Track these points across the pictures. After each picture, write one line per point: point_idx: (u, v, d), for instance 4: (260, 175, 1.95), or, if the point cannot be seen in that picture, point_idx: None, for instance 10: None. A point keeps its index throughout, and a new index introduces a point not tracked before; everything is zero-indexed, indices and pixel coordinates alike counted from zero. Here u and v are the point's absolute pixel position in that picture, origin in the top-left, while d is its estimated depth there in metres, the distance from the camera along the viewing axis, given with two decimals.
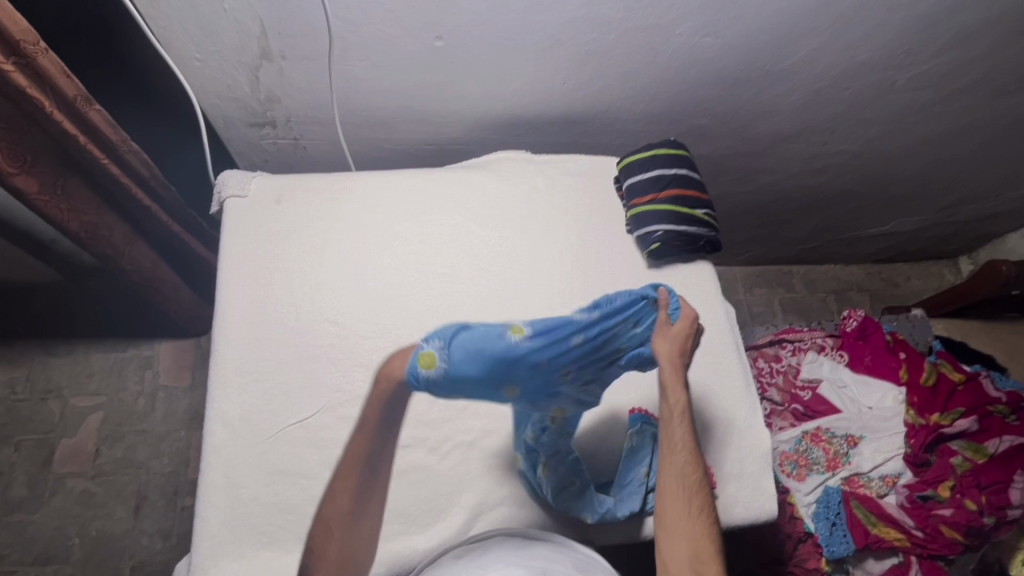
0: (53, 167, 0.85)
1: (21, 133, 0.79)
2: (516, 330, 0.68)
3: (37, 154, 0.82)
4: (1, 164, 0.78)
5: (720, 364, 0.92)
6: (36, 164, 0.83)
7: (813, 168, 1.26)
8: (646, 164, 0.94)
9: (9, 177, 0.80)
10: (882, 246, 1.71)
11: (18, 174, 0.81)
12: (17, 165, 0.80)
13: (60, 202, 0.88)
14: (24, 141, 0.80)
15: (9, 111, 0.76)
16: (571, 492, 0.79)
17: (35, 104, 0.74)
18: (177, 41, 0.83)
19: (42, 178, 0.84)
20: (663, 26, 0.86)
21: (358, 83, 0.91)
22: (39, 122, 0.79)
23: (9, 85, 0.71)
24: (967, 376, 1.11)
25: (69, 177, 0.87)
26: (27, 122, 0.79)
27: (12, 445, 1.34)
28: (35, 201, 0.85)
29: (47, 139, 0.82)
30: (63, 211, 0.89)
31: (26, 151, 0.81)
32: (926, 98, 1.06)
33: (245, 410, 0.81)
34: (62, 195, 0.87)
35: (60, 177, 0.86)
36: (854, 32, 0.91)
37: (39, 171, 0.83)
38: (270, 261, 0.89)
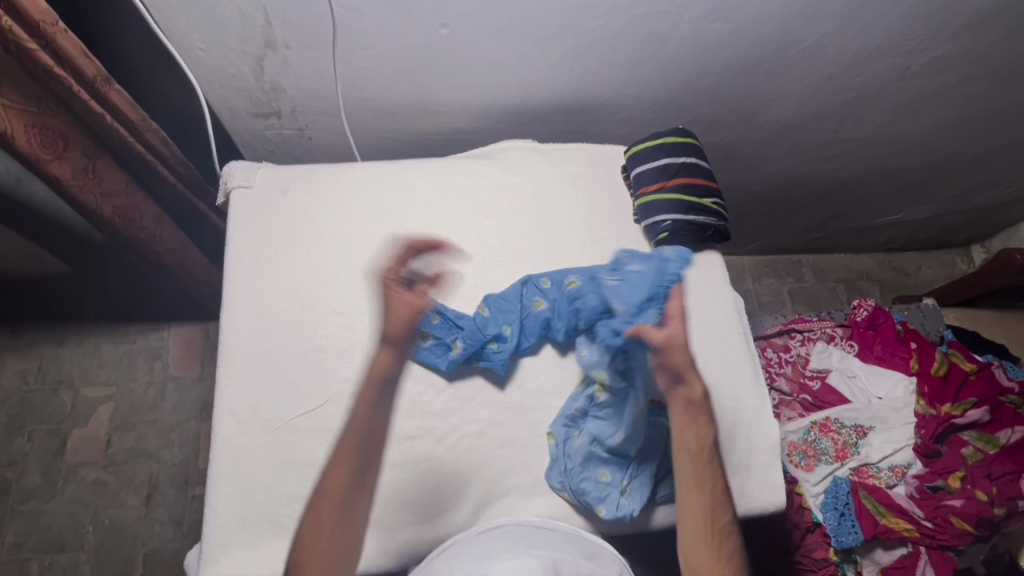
0: (83, 150, 0.84)
1: (47, 116, 0.78)
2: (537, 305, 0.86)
3: (66, 137, 0.81)
4: (36, 152, 0.78)
5: (729, 355, 0.91)
6: (68, 149, 0.82)
7: (824, 156, 1.24)
8: (653, 153, 0.93)
9: (45, 165, 0.80)
10: (893, 234, 1.69)
11: (52, 162, 0.81)
12: (51, 151, 0.80)
13: (92, 185, 0.88)
14: (53, 124, 0.79)
15: (37, 92, 0.76)
16: (596, 480, 0.79)
17: (61, 83, 0.74)
18: (181, 32, 0.83)
19: (74, 163, 0.84)
20: (671, 12, 0.84)
21: (362, 72, 0.91)
22: (65, 103, 0.78)
23: (36, 64, 0.71)
24: (979, 366, 1.10)
25: (98, 157, 0.87)
26: (55, 104, 0.78)
27: (26, 435, 1.36)
28: (70, 187, 0.85)
29: (73, 118, 0.82)
30: (95, 195, 0.89)
31: (56, 137, 0.80)
32: (940, 83, 1.04)
33: (254, 401, 0.81)
34: (93, 179, 0.87)
35: (89, 159, 0.86)
36: (866, 17, 0.89)
37: (70, 156, 0.83)
38: (275, 252, 0.89)
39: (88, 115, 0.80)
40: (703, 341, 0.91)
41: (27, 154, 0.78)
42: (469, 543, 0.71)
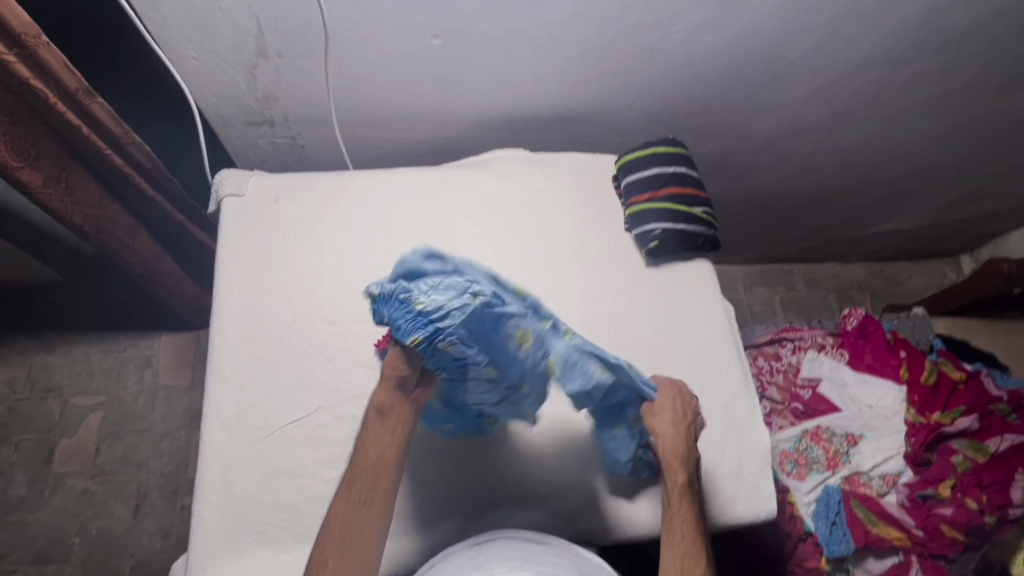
0: (56, 161, 0.84)
1: (21, 127, 0.78)
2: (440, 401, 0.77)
3: (40, 148, 0.81)
4: (5, 158, 0.78)
5: (719, 363, 0.91)
6: (40, 158, 0.82)
7: (813, 166, 1.25)
8: (643, 163, 0.94)
9: (12, 171, 0.80)
10: (883, 244, 1.70)
11: (22, 168, 0.81)
12: (21, 159, 0.80)
13: (63, 195, 0.88)
14: (27, 135, 0.79)
15: (12, 105, 0.76)
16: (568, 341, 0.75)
17: (39, 96, 0.74)
18: (175, 41, 0.83)
19: (46, 172, 0.84)
20: (660, 23, 0.85)
21: (355, 82, 0.91)
22: (40, 114, 0.78)
23: (14, 76, 0.71)
24: (968, 374, 1.11)
25: (72, 168, 0.87)
26: (30, 115, 0.78)
27: (13, 444, 1.35)
28: (38, 194, 0.85)
29: (48, 131, 0.82)
30: (65, 204, 0.89)
31: (29, 146, 0.80)
32: (926, 94, 1.06)
33: (243, 408, 0.80)
34: (65, 187, 0.87)
35: (64, 170, 0.86)
36: (852, 29, 0.90)
37: (42, 165, 0.83)
38: (267, 259, 0.89)
39: (66, 128, 0.81)
40: (695, 349, 0.91)
41: None
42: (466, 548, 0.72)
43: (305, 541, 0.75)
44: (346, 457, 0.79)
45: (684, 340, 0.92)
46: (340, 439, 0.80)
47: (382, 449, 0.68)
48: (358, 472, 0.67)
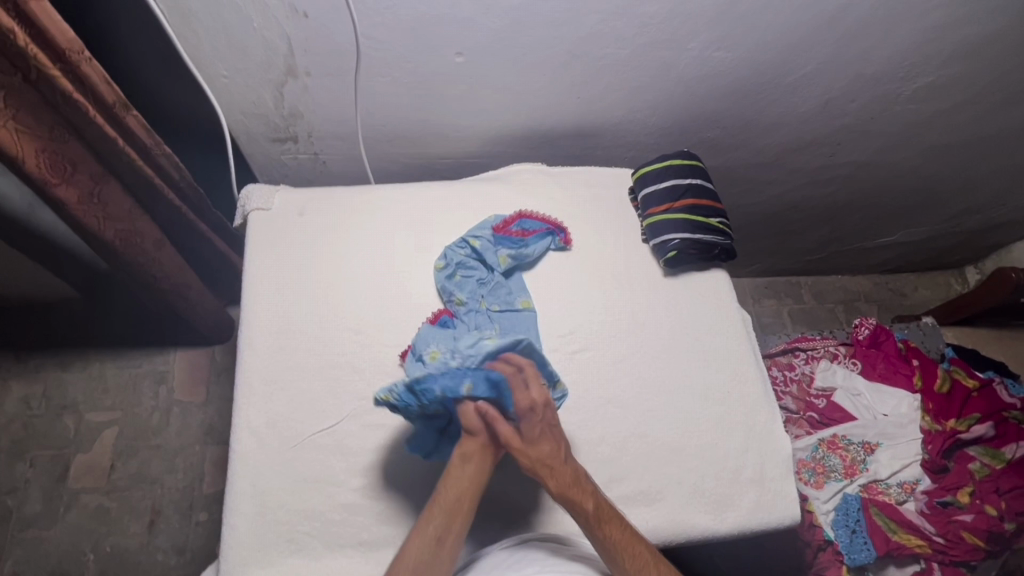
0: (90, 174, 0.86)
1: (60, 143, 0.79)
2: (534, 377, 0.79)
3: (75, 162, 0.83)
4: (45, 174, 0.79)
5: (738, 370, 0.92)
6: (76, 173, 0.83)
7: (822, 178, 1.28)
8: (661, 174, 0.97)
9: (51, 187, 0.81)
10: (889, 256, 1.72)
11: (59, 185, 0.82)
12: (59, 175, 0.81)
13: (97, 211, 0.89)
14: (65, 150, 0.80)
15: (52, 120, 0.77)
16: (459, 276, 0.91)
17: (80, 109, 0.76)
18: (207, 60, 0.86)
19: (81, 187, 0.85)
20: (676, 40, 0.88)
21: (380, 98, 0.94)
22: (78, 128, 0.80)
23: (56, 91, 0.73)
24: (981, 383, 1.13)
25: (104, 182, 0.88)
26: (67, 131, 0.80)
27: (27, 461, 1.35)
28: (74, 212, 0.86)
29: (84, 145, 0.83)
30: (98, 219, 0.89)
31: (66, 161, 0.81)
32: (932, 108, 1.09)
33: (271, 417, 0.81)
34: (98, 204, 0.88)
35: (96, 183, 0.87)
36: (861, 46, 0.93)
37: (77, 179, 0.84)
38: (294, 271, 0.91)
39: (103, 141, 0.82)
40: (714, 356, 0.93)
41: (35, 177, 0.79)
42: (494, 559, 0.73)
43: (335, 548, 0.76)
44: (374, 465, 0.80)
45: (703, 347, 0.93)
46: (368, 447, 0.81)
47: (460, 488, 0.72)
48: (436, 508, 0.71)
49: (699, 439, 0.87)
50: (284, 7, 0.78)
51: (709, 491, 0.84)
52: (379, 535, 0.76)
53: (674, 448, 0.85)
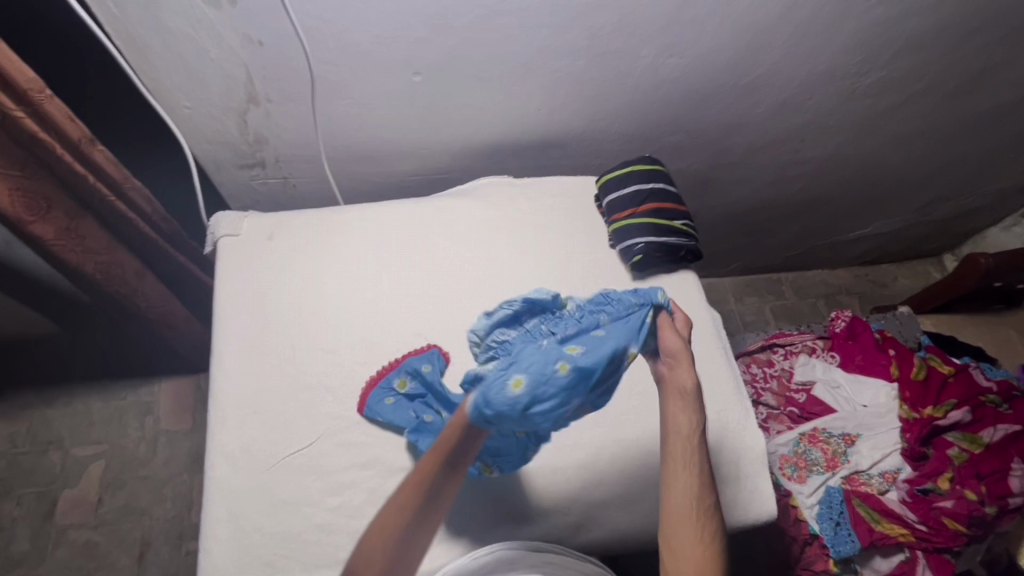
0: (66, 211, 0.87)
1: (31, 178, 0.81)
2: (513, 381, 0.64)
3: (50, 199, 0.84)
4: (19, 212, 0.81)
5: (708, 370, 0.93)
6: (51, 211, 0.85)
7: (788, 176, 1.30)
8: (623, 181, 0.98)
9: (27, 225, 0.83)
10: (865, 248, 1.74)
11: (35, 222, 0.83)
12: (34, 212, 0.83)
13: (74, 245, 0.90)
14: (38, 186, 0.82)
15: (23, 157, 0.79)
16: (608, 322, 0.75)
17: (46, 148, 0.78)
18: (169, 92, 0.88)
19: (57, 223, 0.86)
20: (629, 49, 0.90)
21: (342, 120, 0.95)
22: (48, 164, 0.81)
23: (21, 130, 0.75)
24: (957, 368, 1.15)
25: (81, 218, 0.89)
26: (39, 166, 0.82)
27: (14, 499, 1.34)
28: (52, 246, 0.88)
29: (57, 181, 0.84)
30: (76, 253, 0.91)
31: (39, 198, 0.83)
32: (887, 102, 1.11)
33: (246, 442, 0.82)
34: (76, 238, 0.90)
35: (73, 219, 0.88)
36: (810, 44, 0.96)
37: (53, 216, 0.85)
38: (264, 296, 0.92)
39: (71, 177, 0.84)
40: None
41: (9, 216, 0.80)
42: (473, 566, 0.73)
43: (312, 569, 0.76)
44: (349, 483, 0.80)
45: None
46: (343, 466, 0.81)
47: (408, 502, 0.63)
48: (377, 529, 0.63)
49: None
50: (239, 36, 0.79)
51: None
52: None
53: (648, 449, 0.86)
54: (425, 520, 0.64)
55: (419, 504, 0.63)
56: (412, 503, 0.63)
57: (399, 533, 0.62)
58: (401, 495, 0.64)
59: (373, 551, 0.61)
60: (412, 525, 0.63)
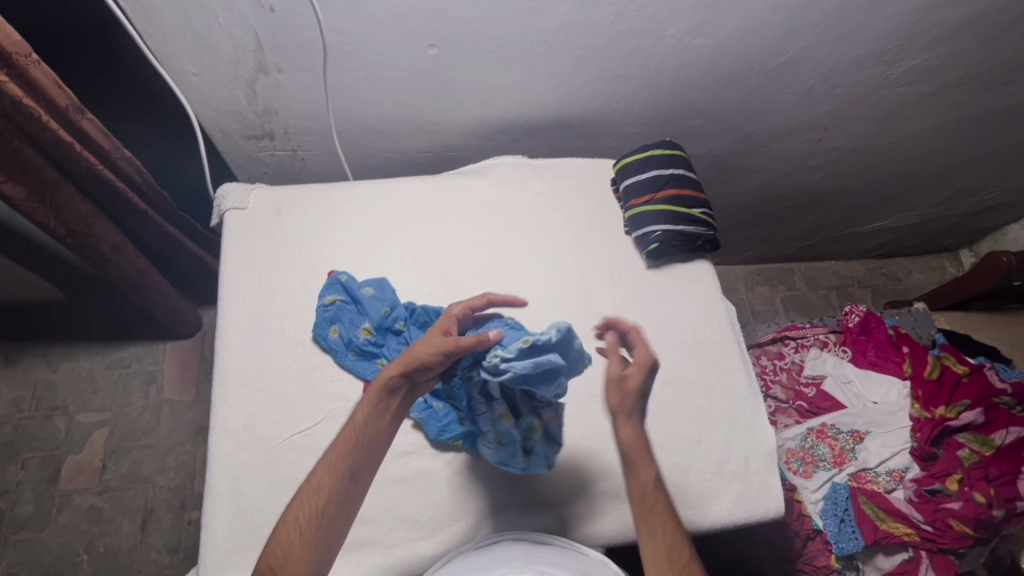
0: (44, 179, 0.84)
1: (9, 146, 0.78)
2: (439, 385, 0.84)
3: (28, 165, 0.81)
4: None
5: (723, 368, 0.91)
6: (25, 176, 0.82)
7: (809, 165, 1.26)
8: (641, 165, 0.95)
9: None
10: (882, 241, 1.71)
11: (6, 183, 0.81)
12: (7, 174, 0.80)
13: (45, 209, 0.87)
14: (18, 155, 0.79)
15: (5, 127, 0.76)
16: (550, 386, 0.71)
17: (33, 117, 0.75)
18: (173, 57, 0.84)
19: (30, 187, 0.84)
20: (655, 27, 0.86)
21: (353, 92, 0.92)
22: (31, 134, 0.78)
23: (7, 97, 0.71)
24: (971, 368, 1.11)
25: (60, 187, 0.87)
26: (20, 136, 0.78)
27: (19, 462, 1.35)
28: (22, 208, 0.85)
29: (38, 150, 0.82)
30: (49, 217, 0.89)
31: (16, 162, 0.80)
32: (918, 91, 1.07)
33: (249, 420, 0.81)
34: (49, 204, 0.87)
35: (49, 189, 0.86)
36: (843, 29, 0.91)
37: (27, 183, 0.83)
38: (270, 272, 0.90)
39: (57, 147, 0.81)
40: (696, 346, 0.92)
41: None
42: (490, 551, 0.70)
43: None
44: None
45: (686, 337, 0.92)
46: None
47: (346, 448, 0.67)
48: (313, 485, 0.66)
49: (682, 432, 0.86)
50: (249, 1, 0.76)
51: (692, 484, 0.83)
52: (358, 535, 0.77)
53: (657, 442, 0.85)
54: (350, 491, 0.67)
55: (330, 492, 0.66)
56: (328, 484, 0.66)
57: (321, 513, 0.66)
58: (318, 478, 0.67)
59: (291, 537, 0.64)
60: (331, 504, 0.66)
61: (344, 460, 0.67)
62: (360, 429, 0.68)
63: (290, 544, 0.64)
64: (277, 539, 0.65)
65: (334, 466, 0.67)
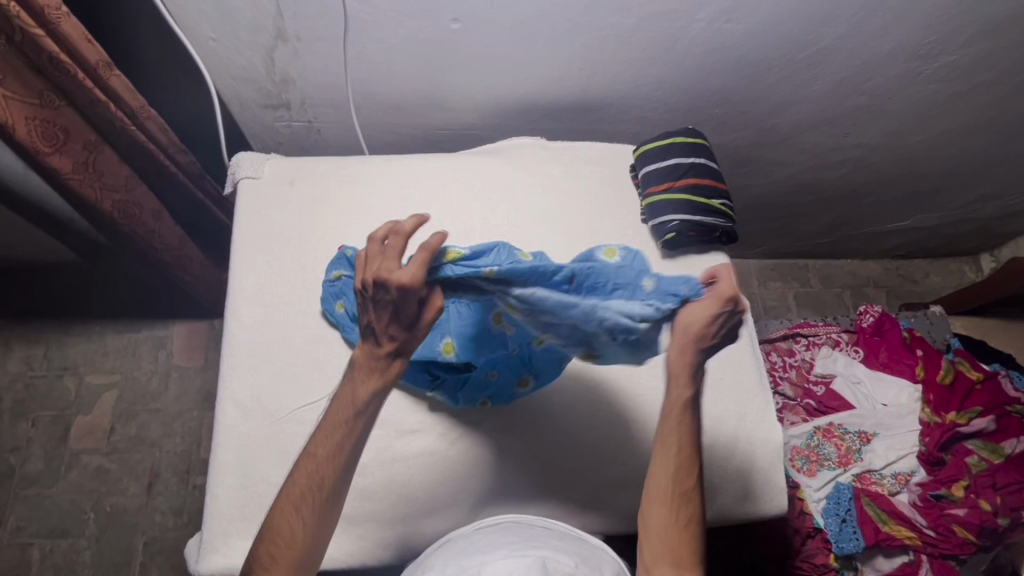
0: (84, 143, 0.84)
1: (50, 109, 0.78)
2: (447, 350, 0.79)
3: (68, 130, 0.81)
4: (36, 142, 0.78)
5: (734, 364, 0.90)
6: (68, 143, 0.82)
7: (833, 160, 1.24)
8: (662, 153, 0.93)
9: (45, 157, 0.81)
10: (901, 241, 1.67)
11: (53, 154, 0.81)
12: (51, 143, 0.80)
13: (92, 180, 0.88)
14: (55, 117, 0.79)
15: (40, 86, 0.76)
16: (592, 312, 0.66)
17: (66, 72, 0.74)
18: (192, 21, 0.83)
19: (75, 157, 0.84)
20: (685, 10, 0.84)
21: (373, 65, 0.90)
22: (67, 93, 0.78)
23: (41, 52, 0.70)
24: (986, 375, 1.10)
25: (102, 150, 0.87)
26: (58, 97, 0.78)
27: (30, 420, 1.37)
28: (69, 181, 0.85)
29: (75, 110, 0.81)
30: (95, 190, 0.89)
31: (57, 128, 0.80)
32: (953, 89, 1.03)
33: (256, 391, 0.81)
34: (92, 173, 0.87)
35: (92, 153, 0.86)
36: (880, 20, 0.88)
37: (70, 149, 0.83)
38: (282, 244, 0.89)
39: (91, 106, 0.80)
40: None
41: (28, 147, 0.78)
42: (490, 532, 0.70)
43: None
44: None
45: None
46: None
47: (337, 436, 0.64)
48: (300, 478, 0.64)
49: None
50: None
51: None
52: (360, 511, 0.77)
53: None
54: (344, 477, 0.65)
55: (331, 487, 0.64)
56: (330, 481, 0.64)
57: (319, 503, 0.64)
58: (318, 471, 0.64)
59: (292, 527, 0.63)
60: (332, 499, 0.65)
61: (333, 450, 0.64)
62: (351, 415, 0.64)
63: (286, 537, 0.63)
64: (271, 530, 0.64)
65: (325, 455, 0.64)
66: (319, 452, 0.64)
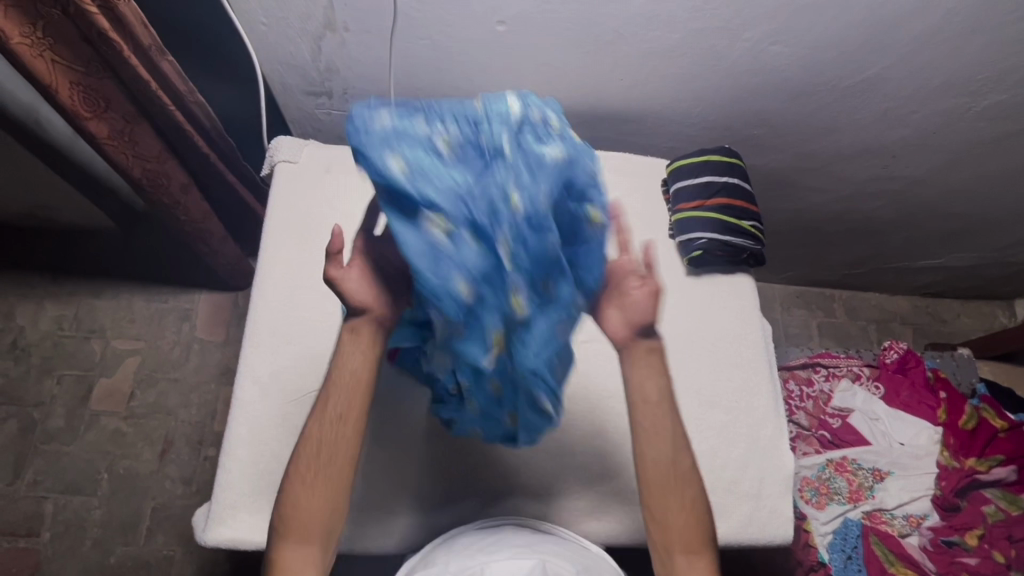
0: (124, 114, 0.87)
1: (94, 77, 0.80)
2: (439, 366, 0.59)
3: (109, 100, 0.84)
4: (76, 107, 0.81)
5: (753, 389, 0.89)
6: (108, 110, 0.85)
7: (869, 191, 1.22)
8: (696, 169, 0.92)
9: (82, 120, 0.83)
10: (933, 279, 1.64)
11: (90, 119, 0.84)
12: (91, 109, 0.83)
13: (125, 147, 0.91)
14: (98, 87, 0.81)
15: (88, 56, 0.77)
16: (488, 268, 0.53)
17: (114, 49, 0.75)
18: (246, 5, 0.85)
19: (112, 124, 0.87)
20: (732, 29, 0.83)
21: (416, 60, 0.92)
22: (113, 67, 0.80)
23: (92, 28, 0.71)
24: (1010, 425, 1.09)
25: (138, 124, 0.90)
26: (103, 68, 0.80)
27: (55, 377, 1.41)
28: (104, 145, 0.89)
29: (119, 83, 0.83)
30: (128, 157, 0.92)
31: (99, 97, 0.82)
32: (1001, 129, 1.01)
33: (275, 370, 0.83)
34: (128, 142, 0.90)
35: (129, 123, 0.89)
36: (930, 54, 0.87)
37: (109, 116, 0.86)
38: (313, 229, 0.91)
39: (134, 82, 0.82)
40: (727, 361, 0.90)
41: (67, 109, 0.81)
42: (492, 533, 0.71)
43: None
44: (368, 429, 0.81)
45: (718, 351, 0.90)
46: None
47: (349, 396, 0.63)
48: (312, 440, 0.64)
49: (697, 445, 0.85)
50: None
51: None
52: (365, 497, 0.78)
53: None
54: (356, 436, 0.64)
55: (341, 479, 0.64)
56: (344, 447, 0.64)
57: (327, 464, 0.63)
58: (324, 437, 0.63)
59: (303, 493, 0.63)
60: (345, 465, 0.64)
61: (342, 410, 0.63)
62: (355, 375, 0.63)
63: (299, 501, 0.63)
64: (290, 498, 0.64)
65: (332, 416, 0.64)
66: (331, 412, 0.63)
